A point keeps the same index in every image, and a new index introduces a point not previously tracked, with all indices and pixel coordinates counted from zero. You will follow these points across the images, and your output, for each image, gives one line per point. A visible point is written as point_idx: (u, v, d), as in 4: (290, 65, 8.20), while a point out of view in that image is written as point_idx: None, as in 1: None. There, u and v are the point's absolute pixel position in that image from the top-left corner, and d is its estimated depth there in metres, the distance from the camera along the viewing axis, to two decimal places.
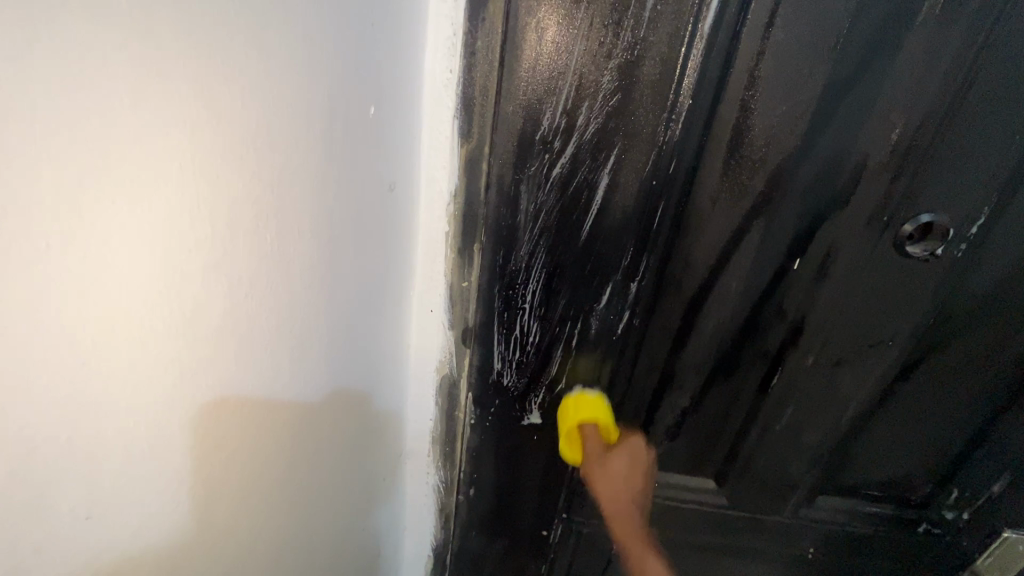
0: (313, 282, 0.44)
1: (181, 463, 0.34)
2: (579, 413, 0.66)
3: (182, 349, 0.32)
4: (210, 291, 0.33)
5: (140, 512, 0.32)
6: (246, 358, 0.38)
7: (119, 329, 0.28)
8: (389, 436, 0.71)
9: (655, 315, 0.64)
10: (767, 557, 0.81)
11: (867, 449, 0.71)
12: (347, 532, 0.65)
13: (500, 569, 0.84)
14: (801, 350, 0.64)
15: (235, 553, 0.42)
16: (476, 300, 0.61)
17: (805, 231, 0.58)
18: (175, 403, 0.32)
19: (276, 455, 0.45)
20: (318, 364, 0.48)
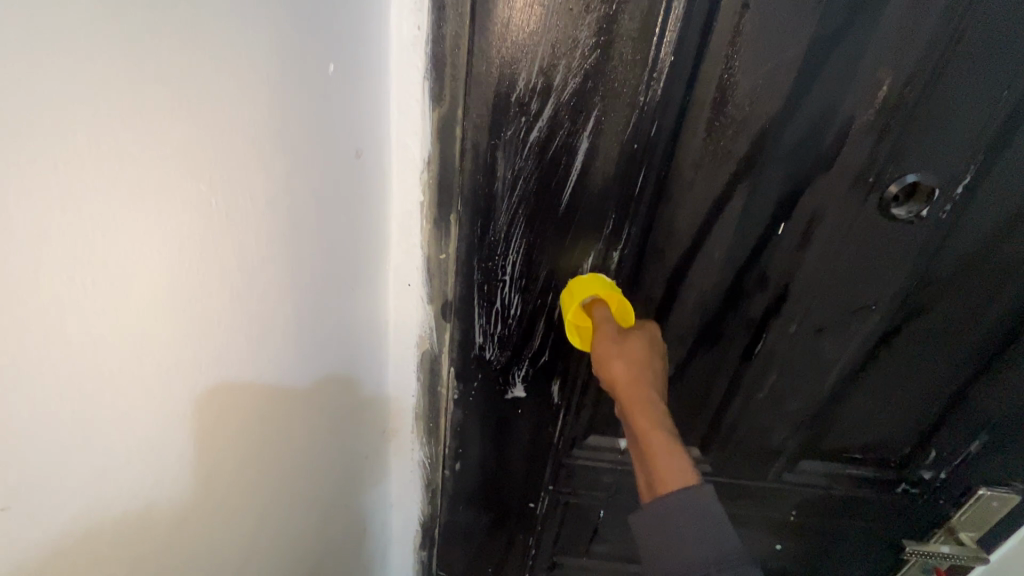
0: (275, 254, 0.42)
1: (138, 449, 0.33)
2: (587, 291, 0.57)
3: (133, 331, 0.30)
4: (160, 269, 0.31)
5: (95, 502, 0.30)
6: (207, 340, 0.36)
7: (58, 312, 0.26)
8: (370, 414, 0.69)
9: (639, 285, 0.62)
10: (751, 521, 0.82)
11: (850, 414, 0.72)
12: (332, 512, 0.65)
13: (489, 541, 0.85)
14: (785, 317, 0.64)
15: (206, 535, 0.41)
16: (455, 273, 0.60)
17: (790, 195, 0.56)
18: (130, 384, 0.31)
19: (246, 439, 0.43)
20: (288, 343, 0.47)
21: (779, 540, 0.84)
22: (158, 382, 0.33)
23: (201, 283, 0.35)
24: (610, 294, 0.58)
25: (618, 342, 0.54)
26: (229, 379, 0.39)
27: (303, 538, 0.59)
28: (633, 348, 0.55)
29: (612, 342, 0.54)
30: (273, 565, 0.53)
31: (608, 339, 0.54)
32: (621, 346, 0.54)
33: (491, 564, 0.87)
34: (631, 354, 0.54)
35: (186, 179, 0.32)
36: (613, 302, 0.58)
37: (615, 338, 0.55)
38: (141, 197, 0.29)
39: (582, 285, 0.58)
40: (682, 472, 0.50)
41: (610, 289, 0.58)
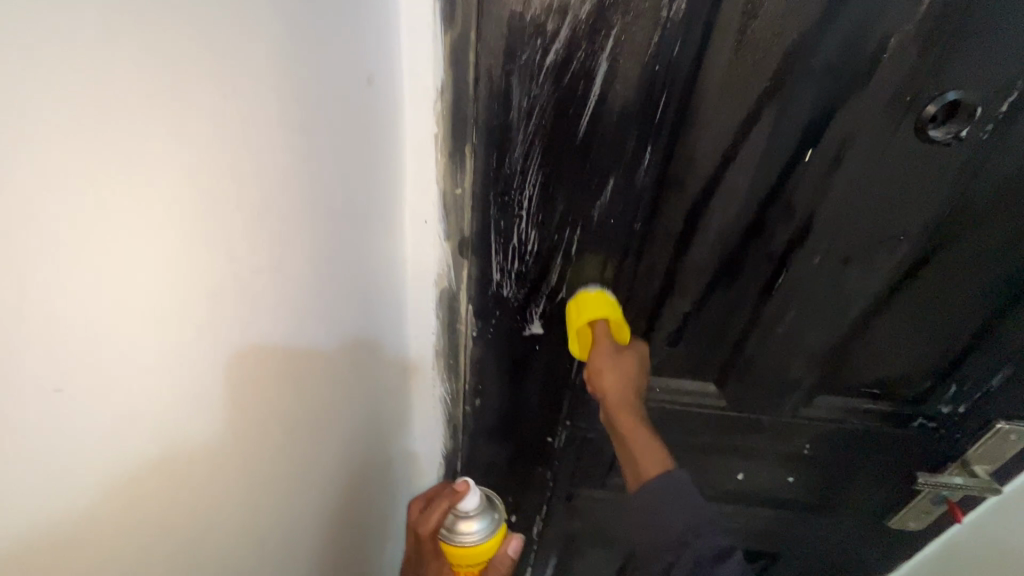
0: (290, 181, 0.41)
1: (152, 404, 0.32)
2: (592, 309, 0.63)
3: (152, 262, 0.30)
4: (154, 218, 0.29)
5: (151, 420, 0.32)
6: (215, 289, 0.35)
7: (48, 262, 0.24)
8: (391, 352, 0.71)
9: (659, 218, 0.61)
10: (765, 454, 0.84)
11: (870, 349, 0.72)
12: (359, 448, 0.67)
13: (508, 474, 0.88)
14: (808, 250, 0.62)
15: (246, 453, 0.43)
16: (471, 208, 0.59)
17: (819, 118, 0.54)
18: (173, 311, 0.32)
19: (273, 377, 0.44)
20: (308, 278, 0.47)
21: (791, 473, 0.87)
22: (164, 337, 0.32)
23: (202, 232, 0.33)
24: (611, 314, 0.64)
25: (613, 356, 0.63)
26: (244, 326, 0.39)
27: (334, 473, 0.61)
28: (625, 365, 0.64)
29: (607, 360, 0.62)
30: (310, 490, 0.56)
31: (605, 355, 0.62)
32: (614, 367, 0.63)
33: (511, 494, 0.92)
34: (621, 368, 0.63)
35: (172, 119, 0.29)
36: (613, 321, 0.64)
37: (608, 352, 0.63)
38: (122, 137, 0.26)
39: (589, 302, 0.64)
40: (659, 459, 0.59)
41: (612, 311, 0.64)
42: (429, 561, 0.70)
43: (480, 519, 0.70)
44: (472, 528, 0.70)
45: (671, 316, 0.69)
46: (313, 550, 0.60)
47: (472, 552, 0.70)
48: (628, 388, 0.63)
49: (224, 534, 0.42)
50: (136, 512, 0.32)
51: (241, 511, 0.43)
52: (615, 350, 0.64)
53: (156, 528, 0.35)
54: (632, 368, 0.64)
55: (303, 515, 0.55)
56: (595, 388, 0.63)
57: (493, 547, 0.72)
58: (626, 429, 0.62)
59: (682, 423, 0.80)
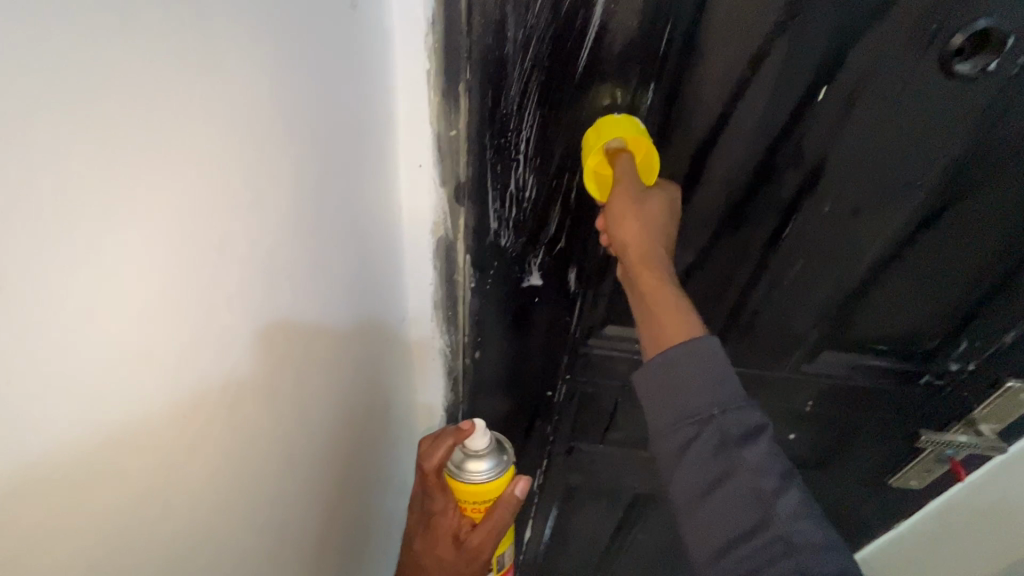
0: (278, 112, 0.40)
1: (131, 359, 0.30)
2: (611, 131, 0.53)
3: (142, 185, 0.29)
4: (114, 156, 0.27)
5: (152, 349, 0.32)
6: (192, 235, 0.33)
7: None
8: (391, 303, 0.70)
9: (661, 164, 0.59)
10: (766, 411, 0.83)
11: (878, 303, 0.70)
12: (358, 402, 0.67)
13: (509, 427, 0.89)
14: (818, 198, 0.60)
15: (247, 392, 0.42)
16: (466, 152, 0.58)
17: (834, 53, 0.50)
18: (166, 238, 0.31)
19: (265, 324, 0.43)
20: (298, 221, 0.46)
21: (793, 430, 0.86)
22: (143, 278, 0.30)
23: (172, 172, 0.31)
24: (634, 135, 0.53)
25: (638, 202, 0.52)
26: (228, 274, 0.37)
27: (334, 423, 0.61)
28: (651, 210, 0.53)
29: (630, 201, 0.51)
30: (311, 435, 0.56)
31: (626, 197, 0.51)
32: (640, 210, 0.52)
33: (512, 447, 0.93)
34: (648, 216, 0.52)
35: (125, 45, 0.26)
36: (639, 151, 0.53)
37: (633, 196, 0.52)
38: (67, 66, 0.24)
39: (609, 127, 0.53)
40: (692, 327, 0.51)
41: (636, 131, 0.53)
42: (433, 497, 0.69)
43: (489, 459, 0.69)
44: (481, 465, 0.69)
45: (673, 268, 0.68)
46: (316, 501, 0.60)
47: (480, 490, 0.69)
48: (654, 243, 0.52)
49: (222, 483, 0.41)
50: (146, 440, 0.33)
51: (240, 458, 0.43)
52: (641, 194, 0.53)
53: (148, 487, 0.34)
54: (659, 216, 0.53)
55: (305, 465, 0.55)
56: (614, 237, 0.53)
57: (502, 490, 0.70)
58: (654, 293, 0.52)
59: None
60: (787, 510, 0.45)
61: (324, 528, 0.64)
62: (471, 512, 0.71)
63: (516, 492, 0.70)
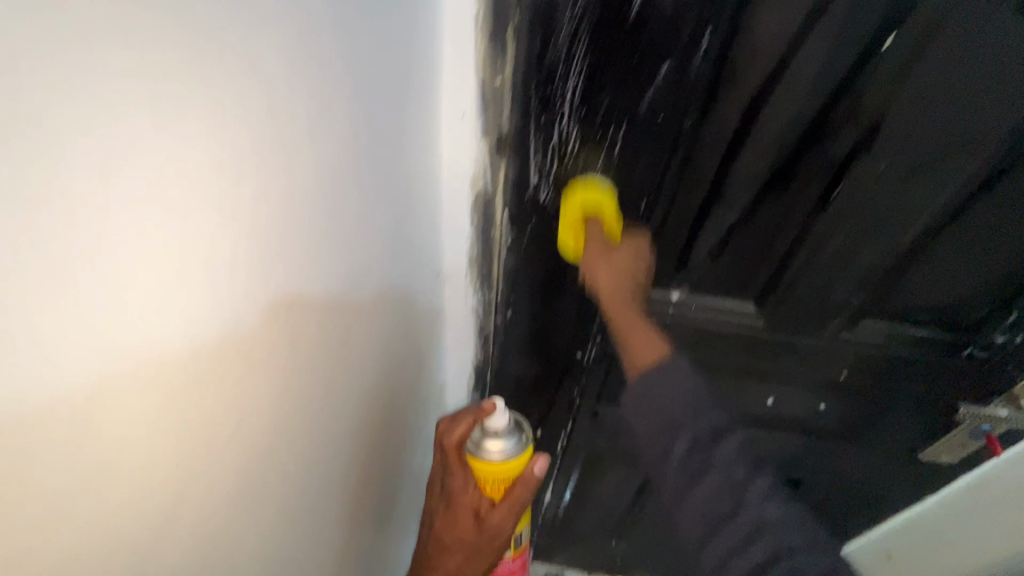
0: (334, 47, 0.39)
1: (173, 297, 0.29)
2: (585, 199, 0.62)
3: (200, 129, 0.28)
4: (167, 86, 0.26)
5: (211, 300, 0.32)
6: (243, 168, 0.32)
7: (35, 111, 0.21)
8: (429, 258, 0.70)
9: (710, 118, 0.57)
10: (797, 379, 0.83)
11: (927, 270, 0.67)
12: (395, 357, 0.67)
13: (537, 388, 0.90)
14: (872, 155, 0.58)
15: (300, 337, 0.42)
16: (510, 100, 0.57)
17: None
18: (223, 186, 0.31)
19: (319, 264, 0.43)
20: (350, 165, 0.45)
21: (823, 400, 0.85)
22: (201, 226, 0.30)
23: (223, 98, 0.29)
24: (605, 207, 0.63)
25: (605, 254, 0.63)
26: (280, 209, 0.37)
27: (374, 379, 0.61)
28: (619, 259, 0.63)
29: (598, 256, 0.62)
30: (357, 384, 0.57)
31: (596, 252, 0.62)
32: (606, 260, 0.62)
33: (538, 409, 0.94)
34: (615, 264, 0.62)
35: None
36: (607, 215, 0.63)
37: (601, 250, 0.63)
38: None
39: (582, 193, 0.63)
40: (655, 344, 0.56)
41: (606, 201, 0.63)
42: (453, 474, 0.67)
43: (508, 437, 0.68)
44: (500, 443, 0.68)
45: (714, 227, 0.67)
46: (356, 452, 0.60)
47: (499, 468, 0.67)
48: (622, 290, 0.62)
49: (272, 420, 0.41)
50: (203, 393, 0.33)
51: (290, 398, 0.43)
52: (609, 246, 0.63)
53: (200, 435, 0.33)
54: (626, 262, 0.63)
55: (347, 413, 0.55)
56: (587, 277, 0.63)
57: (520, 467, 0.69)
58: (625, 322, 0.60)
59: (715, 343, 0.79)
60: (759, 492, 0.50)
61: (360, 482, 0.63)
62: (492, 490, 0.69)
63: (533, 471, 0.67)
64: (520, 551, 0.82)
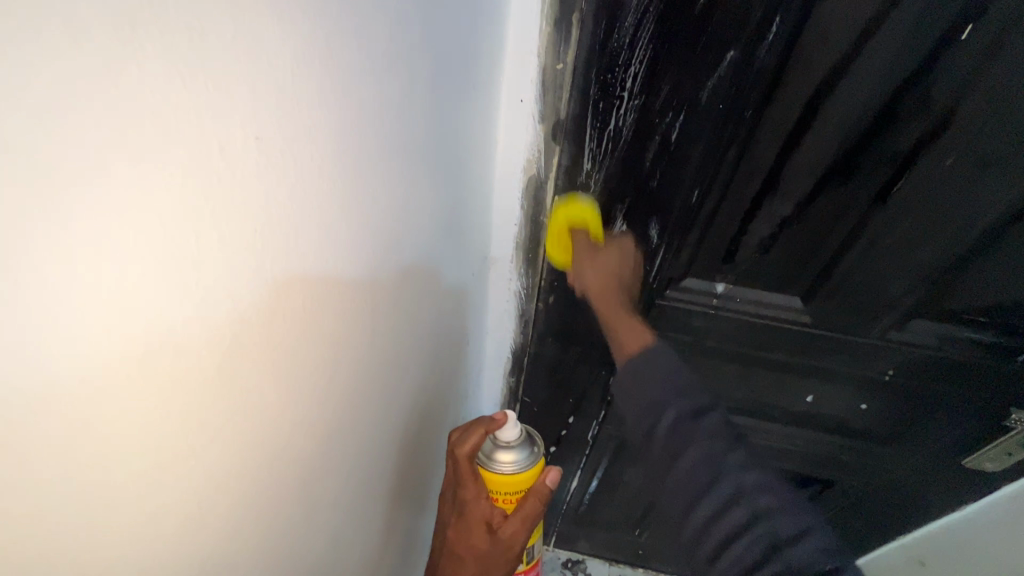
0: (405, 32, 0.41)
1: (242, 275, 0.29)
2: (568, 215, 0.68)
3: (282, 113, 0.29)
4: (258, 71, 0.27)
5: (286, 277, 0.33)
6: (308, 143, 0.32)
7: (142, 92, 0.21)
8: (477, 241, 0.71)
9: (772, 107, 0.57)
10: (841, 378, 0.82)
11: (988, 271, 0.66)
12: (439, 337, 0.68)
13: (574, 375, 0.91)
14: (939, 150, 0.57)
15: (358, 317, 0.44)
16: (570, 86, 0.58)
17: None
18: (300, 169, 0.32)
19: (379, 240, 0.45)
20: (412, 146, 0.47)
21: (864, 400, 0.84)
22: (279, 205, 0.31)
23: (304, 85, 0.30)
24: (588, 219, 0.68)
25: (590, 257, 0.70)
26: (351, 182, 0.38)
27: (422, 356, 0.63)
28: (604, 260, 0.71)
29: (581, 263, 0.71)
30: (410, 356, 0.59)
31: (580, 257, 0.70)
32: (590, 265, 0.71)
33: (572, 395, 0.95)
34: (599, 267, 0.71)
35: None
36: (591, 225, 0.69)
37: (584, 257, 0.70)
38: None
39: (565, 210, 0.68)
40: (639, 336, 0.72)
41: (589, 215, 0.68)
42: (466, 488, 0.65)
43: (519, 448, 0.69)
44: (511, 455, 0.69)
45: (766, 219, 0.67)
46: (404, 424, 0.62)
47: (512, 479, 0.68)
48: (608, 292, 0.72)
49: (336, 388, 0.43)
50: (274, 367, 0.34)
51: (353, 368, 0.45)
52: (594, 250, 0.70)
53: (268, 408, 0.35)
54: (609, 268, 0.71)
55: (398, 387, 0.57)
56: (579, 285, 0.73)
57: (529, 479, 0.70)
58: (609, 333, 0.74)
59: (758, 336, 0.79)
60: (751, 482, 0.62)
61: (406, 453, 0.66)
62: (502, 501, 0.70)
63: (545, 482, 0.69)
64: (532, 565, 0.82)
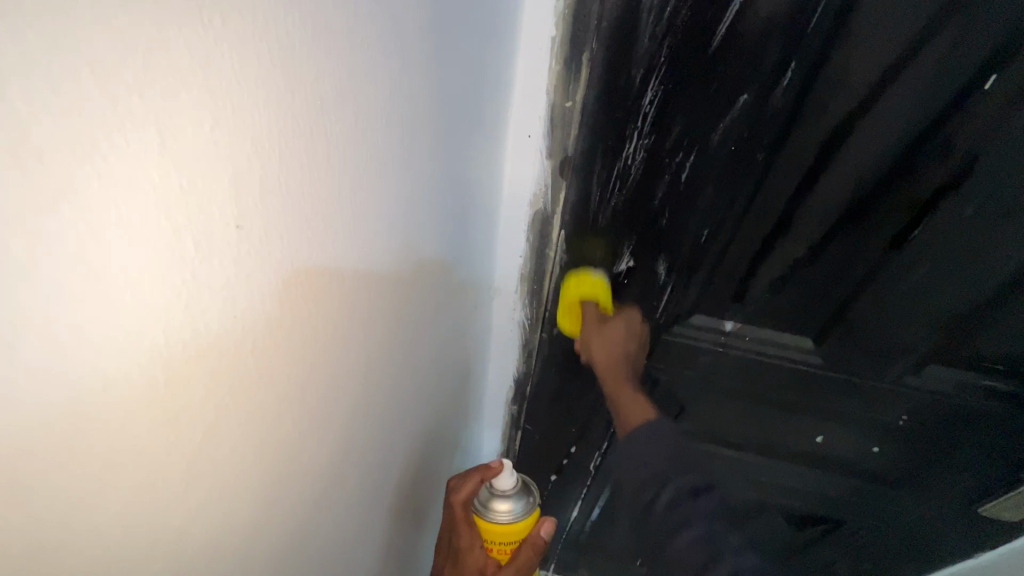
0: (424, 83, 0.40)
1: (251, 356, 0.28)
2: (579, 290, 0.68)
3: (291, 194, 0.29)
4: (266, 163, 0.26)
5: (295, 347, 0.32)
6: (319, 202, 0.31)
7: (149, 212, 0.21)
8: (480, 274, 0.70)
9: (786, 148, 0.56)
10: (854, 421, 0.79)
11: (1009, 320, 0.64)
12: (441, 374, 0.67)
13: (575, 408, 0.89)
14: (960, 197, 0.56)
15: (365, 368, 0.42)
16: (579, 123, 0.57)
17: (1004, 41, 0.47)
18: (310, 241, 0.31)
19: (389, 286, 0.43)
20: (427, 188, 0.46)
21: (878, 443, 0.81)
22: (292, 280, 0.30)
23: (315, 160, 0.30)
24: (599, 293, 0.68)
25: (597, 328, 0.68)
26: (362, 239, 0.37)
27: (426, 393, 0.62)
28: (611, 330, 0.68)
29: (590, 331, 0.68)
30: (412, 395, 0.58)
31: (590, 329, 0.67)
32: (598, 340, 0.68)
33: (574, 430, 0.92)
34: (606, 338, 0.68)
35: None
36: (601, 299, 0.68)
37: (593, 322, 0.68)
38: (223, 85, 0.22)
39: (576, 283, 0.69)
40: (641, 408, 0.67)
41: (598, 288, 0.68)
42: (459, 534, 0.65)
43: (516, 498, 0.68)
44: (507, 504, 0.68)
45: (778, 259, 0.65)
46: (403, 465, 0.60)
47: (507, 529, 0.67)
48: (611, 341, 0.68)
49: (339, 442, 0.41)
50: (279, 435, 0.33)
51: (354, 418, 0.43)
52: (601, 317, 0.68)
53: (272, 475, 0.33)
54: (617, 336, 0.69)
55: (399, 429, 0.55)
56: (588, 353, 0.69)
57: (527, 529, 0.69)
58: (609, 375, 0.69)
59: (767, 376, 0.76)
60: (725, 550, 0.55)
61: (404, 494, 0.63)
62: (498, 551, 0.68)
63: (540, 534, 0.68)
64: None
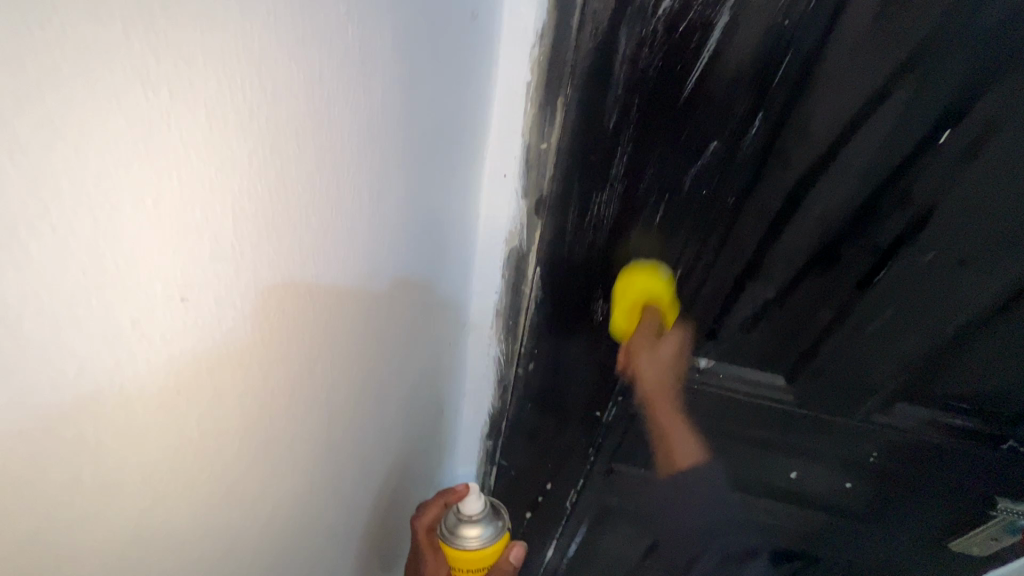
0: (405, 137, 0.40)
1: (211, 448, 0.27)
2: (638, 284, 0.63)
3: (266, 284, 0.27)
4: (238, 265, 0.25)
5: (260, 425, 0.30)
6: (301, 250, 0.30)
7: (111, 352, 0.20)
8: (455, 315, 0.69)
9: (756, 193, 0.58)
10: (826, 459, 0.79)
11: (970, 360, 0.66)
12: (414, 421, 0.64)
13: (550, 446, 0.86)
14: (921, 243, 0.58)
15: (336, 421, 0.41)
16: (555, 164, 0.57)
17: (957, 100, 0.50)
18: (283, 318, 0.30)
19: (365, 337, 0.42)
20: (404, 236, 0.46)
21: (849, 480, 0.81)
22: (261, 366, 0.29)
23: (292, 239, 0.29)
24: (661, 296, 0.64)
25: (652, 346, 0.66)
26: (340, 297, 0.36)
27: (399, 441, 0.60)
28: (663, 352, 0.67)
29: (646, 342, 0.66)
30: (385, 445, 0.55)
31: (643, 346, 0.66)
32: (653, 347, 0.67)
33: (549, 469, 0.89)
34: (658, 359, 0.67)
35: (293, 48, 0.25)
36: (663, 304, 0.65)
37: (649, 339, 0.66)
38: (194, 210, 0.22)
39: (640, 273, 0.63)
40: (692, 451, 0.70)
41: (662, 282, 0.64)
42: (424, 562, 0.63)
43: (484, 522, 0.66)
44: (476, 530, 0.65)
45: (751, 299, 0.66)
46: (372, 519, 0.57)
47: (475, 557, 0.65)
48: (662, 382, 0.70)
49: (302, 504, 0.39)
50: (238, 518, 0.31)
51: (321, 472, 0.40)
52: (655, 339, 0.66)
53: (229, 559, 0.31)
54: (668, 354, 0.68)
55: (372, 479, 0.53)
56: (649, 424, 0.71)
57: (497, 554, 0.67)
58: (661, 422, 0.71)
59: (742, 414, 0.76)
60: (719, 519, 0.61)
61: (372, 548, 0.60)
62: None
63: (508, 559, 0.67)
64: None
